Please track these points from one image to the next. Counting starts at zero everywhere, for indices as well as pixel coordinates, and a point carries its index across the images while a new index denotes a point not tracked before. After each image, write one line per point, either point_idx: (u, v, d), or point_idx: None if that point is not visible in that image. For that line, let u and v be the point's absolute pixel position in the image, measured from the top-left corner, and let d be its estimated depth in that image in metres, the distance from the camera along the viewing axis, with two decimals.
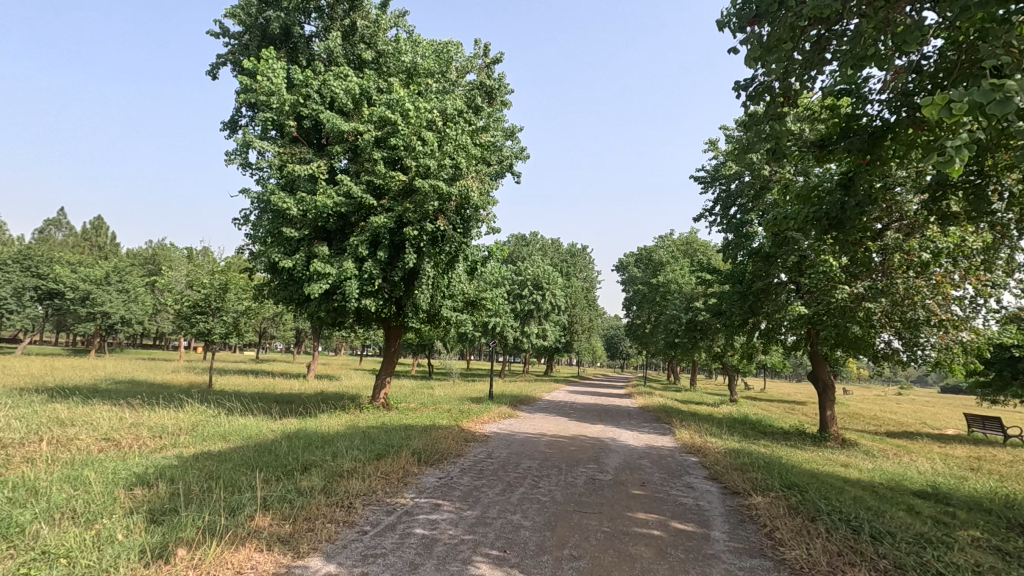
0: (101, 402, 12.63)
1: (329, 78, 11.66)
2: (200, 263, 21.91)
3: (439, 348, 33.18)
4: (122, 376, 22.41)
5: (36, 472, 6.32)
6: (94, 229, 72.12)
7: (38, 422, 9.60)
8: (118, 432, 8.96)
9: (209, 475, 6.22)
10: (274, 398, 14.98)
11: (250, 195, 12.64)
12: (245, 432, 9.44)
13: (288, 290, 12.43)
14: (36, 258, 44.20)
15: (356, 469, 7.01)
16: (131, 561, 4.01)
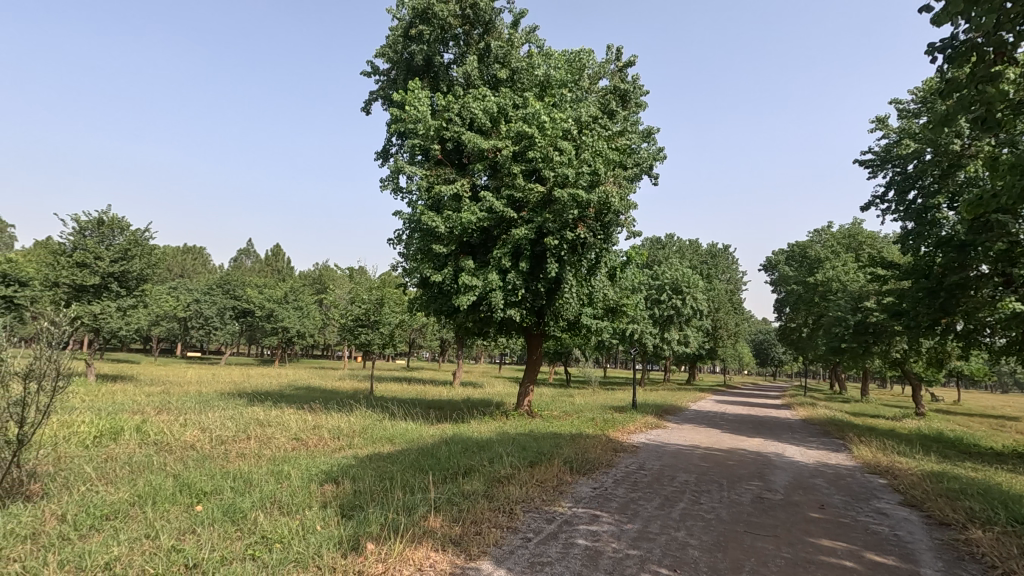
0: (289, 406, 14.48)
1: (468, 100, 12.28)
2: (360, 281, 24.30)
3: (577, 357, 33.12)
4: (301, 383, 25.58)
5: (249, 466, 7.39)
6: (275, 254, 83.71)
7: (245, 422, 11.26)
8: (305, 433, 10.18)
9: (383, 475, 6.77)
10: (428, 404, 16.00)
11: (402, 217, 13.74)
12: (407, 436, 10.18)
13: (438, 303, 13.23)
14: (234, 283, 52.13)
15: (513, 476, 7.17)
16: (331, 550, 4.47)
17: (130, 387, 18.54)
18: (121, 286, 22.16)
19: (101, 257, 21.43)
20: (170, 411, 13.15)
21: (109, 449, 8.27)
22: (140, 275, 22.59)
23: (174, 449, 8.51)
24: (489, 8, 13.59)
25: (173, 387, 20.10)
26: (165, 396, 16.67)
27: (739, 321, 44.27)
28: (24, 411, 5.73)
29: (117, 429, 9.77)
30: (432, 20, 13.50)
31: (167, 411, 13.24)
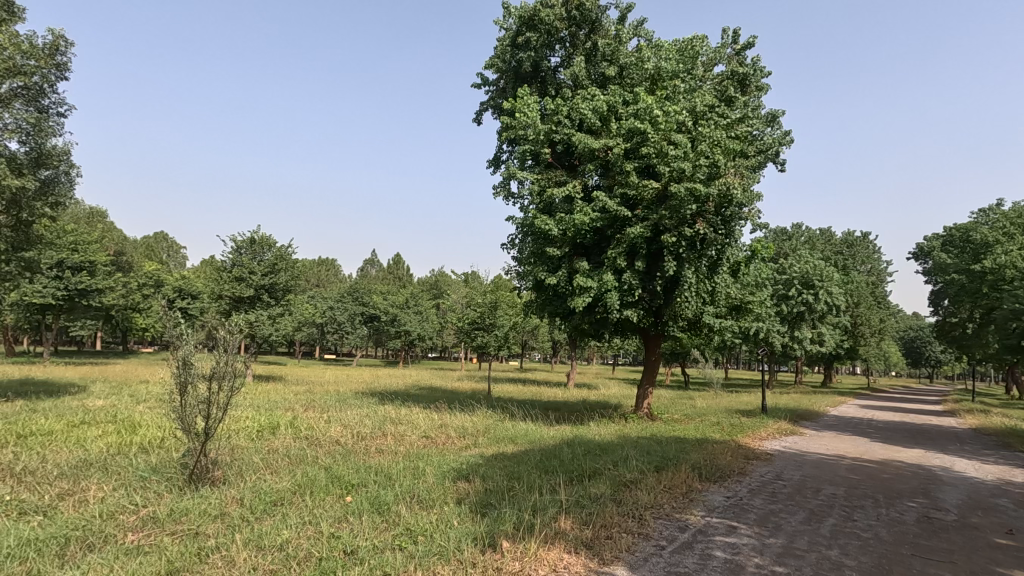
0: (416, 405, 15.38)
1: (577, 101, 12.24)
2: (475, 286, 25.19)
3: (696, 358, 31.60)
4: (423, 383, 27.07)
5: (388, 461, 7.95)
6: (396, 263, 89.46)
7: (379, 420, 12.14)
8: (433, 431, 10.74)
9: (511, 475, 6.93)
10: (546, 405, 16.15)
11: (515, 221, 14.03)
12: (529, 437, 10.35)
13: (553, 305, 13.33)
14: (361, 290, 56.49)
15: (640, 480, 7.00)
16: (469, 546, 4.67)
17: (282, 387, 20.81)
18: (271, 297, 24.97)
19: (254, 271, 24.35)
20: (316, 409, 14.56)
21: (270, 442, 9.33)
22: (285, 286, 25.29)
23: (322, 444, 9.39)
24: (595, 6, 13.49)
25: (315, 386, 22.21)
26: (309, 395, 18.49)
27: (885, 316, 39.54)
28: (208, 407, 6.64)
29: (275, 425, 10.99)
30: (539, 25, 13.66)
31: (313, 408, 14.68)
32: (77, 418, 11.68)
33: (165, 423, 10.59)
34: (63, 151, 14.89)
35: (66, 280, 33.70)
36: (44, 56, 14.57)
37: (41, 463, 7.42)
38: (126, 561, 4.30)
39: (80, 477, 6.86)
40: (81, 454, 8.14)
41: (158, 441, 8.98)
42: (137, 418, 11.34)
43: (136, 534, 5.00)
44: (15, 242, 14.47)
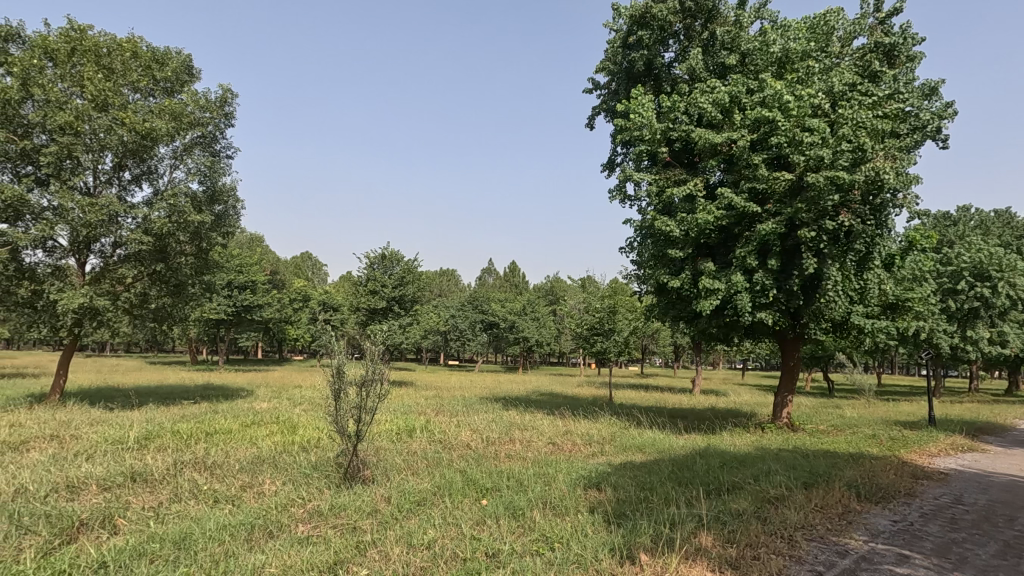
0: (540, 411, 15.60)
1: (695, 96, 11.72)
2: (592, 291, 24.98)
3: (841, 362, 28.54)
4: (543, 389, 27.37)
5: (518, 467, 8.14)
6: (512, 270, 91.62)
7: (505, 426, 12.48)
8: (559, 438, 10.81)
9: (643, 485, 6.76)
10: (672, 413, 15.54)
11: (633, 224, 13.74)
12: (658, 446, 10.03)
13: (676, 308, 12.84)
14: (481, 298, 58.50)
15: (787, 497, 6.46)
16: (607, 557, 4.63)
17: (413, 392, 22.22)
18: (401, 307, 26.81)
19: (386, 284, 26.29)
20: (445, 413, 15.34)
21: (408, 444, 10.02)
22: (413, 297, 27.01)
23: (455, 448, 9.87)
24: None
25: (443, 392, 23.41)
26: (439, 400, 19.55)
27: None
28: (358, 411, 7.30)
29: (411, 428, 11.72)
30: (651, 22, 13.31)
31: (442, 413, 15.47)
32: (250, 418, 13.44)
33: (319, 425, 11.83)
34: (231, 189, 17.33)
35: (234, 297, 38.94)
36: (216, 108, 17.05)
37: (226, 459, 8.62)
38: (300, 549, 4.86)
39: (257, 471, 7.88)
40: (256, 450, 9.38)
41: (315, 441, 10.05)
42: (296, 420, 12.76)
43: (306, 525, 5.63)
44: (200, 268, 17.06)
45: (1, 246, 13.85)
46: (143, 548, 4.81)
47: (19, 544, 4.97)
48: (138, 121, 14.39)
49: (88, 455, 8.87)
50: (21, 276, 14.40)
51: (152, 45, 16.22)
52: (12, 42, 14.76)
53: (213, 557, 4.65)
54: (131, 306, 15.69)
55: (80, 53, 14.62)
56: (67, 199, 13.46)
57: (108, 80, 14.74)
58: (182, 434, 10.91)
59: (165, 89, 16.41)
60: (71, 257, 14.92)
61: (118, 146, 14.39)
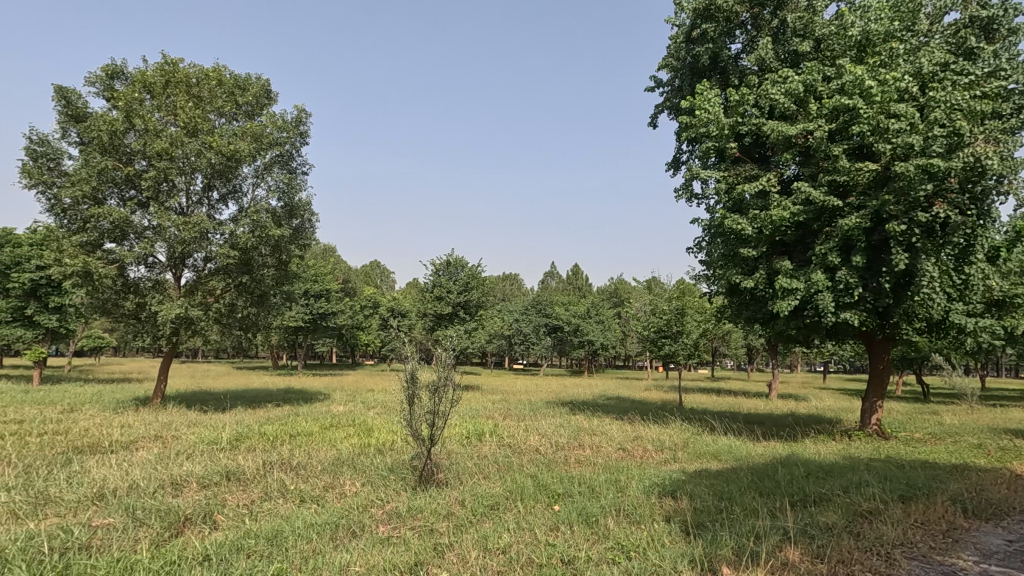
0: (608, 416, 15.40)
1: (766, 87, 11.22)
2: (658, 292, 24.36)
3: (938, 364, 26.24)
4: (610, 393, 26.93)
5: (589, 473, 8.06)
6: (575, 273, 91.10)
7: (574, 430, 12.39)
8: (629, 443, 10.62)
9: (722, 495, 6.51)
10: (748, 418, 14.87)
11: (701, 223, 13.32)
12: (734, 453, 9.63)
13: (750, 310, 12.31)
14: (544, 302, 58.47)
15: (882, 511, 6.02)
16: (686, 568, 4.49)
17: (480, 396, 22.54)
18: (466, 313, 27.29)
19: (451, 290, 26.82)
20: (513, 418, 15.44)
21: (478, 448, 10.17)
22: (478, 302, 27.41)
23: (524, 452, 9.92)
24: None
25: (510, 396, 23.57)
26: (505, 404, 19.73)
27: None
28: (432, 416, 7.50)
29: (480, 432, 11.89)
30: (716, 14, 12.89)
31: (509, 417, 15.56)
32: (328, 421, 14.10)
33: (392, 428, 12.24)
34: (307, 203, 18.31)
35: (310, 305, 41.05)
36: (292, 128, 18.10)
37: (309, 460, 9.09)
38: (382, 549, 5.04)
39: (338, 472, 8.27)
40: (335, 452, 9.84)
41: (389, 444, 10.41)
42: (371, 423, 13.27)
43: (386, 526, 5.84)
44: (280, 279, 18.11)
45: (111, 264, 15.33)
46: (240, 543, 5.16)
47: (134, 536, 5.46)
48: (224, 143, 15.52)
49: (188, 454, 9.63)
50: (128, 290, 15.87)
51: (235, 73, 17.45)
52: (117, 78, 16.31)
53: (302, 554, 4.92)
54: (220, 316, 16.89)
55: (173, 84, 15.95)
56: (165, 219, 14.70)
57: (197, 107, 16.01)
58: (268, 436, 11.61)
59: (247, 113, 17.64)
60: (169, 272, 16.29)
61: (207, 168, 15.59)
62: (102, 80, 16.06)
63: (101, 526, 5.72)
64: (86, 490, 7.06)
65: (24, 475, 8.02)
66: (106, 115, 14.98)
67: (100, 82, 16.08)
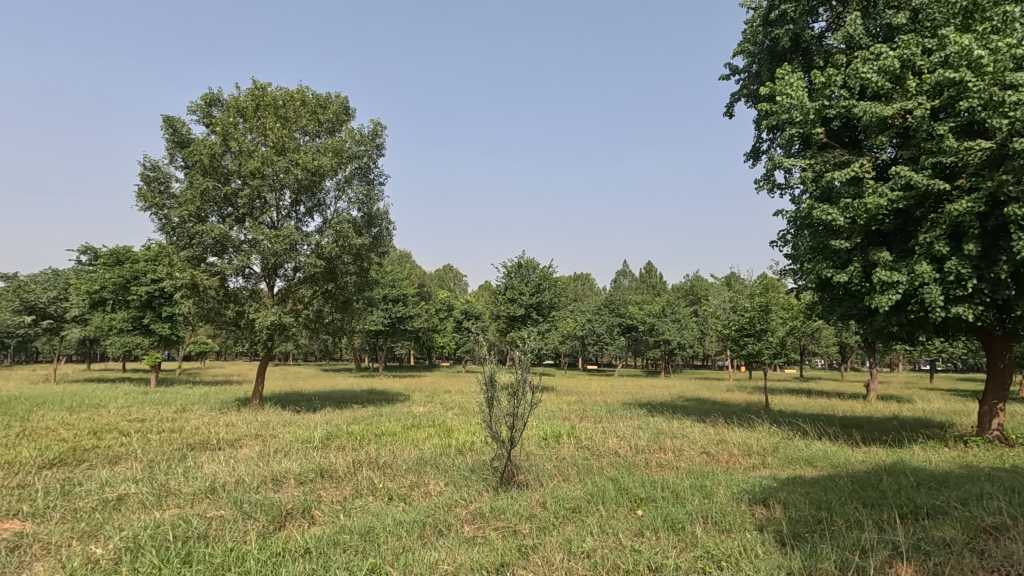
0: (689, 418, 14.91)
1: (855, 65, 10.46)
2: (738, 288, 23.26)
3: None
4: (690, 394, 26.03)
5: (672, 477, 7.83)
6: (648, 271, 88.97)
7: (653, 433, 12.09)
8: (713, 447, 10.21)
9: (820, 505, 6.11)
10: (844, 422, 13.85)
11: (785, 215, 12.61)
12: (831, 459, 9.01)
13: (844, 305, 11.49)
14: (617, 301, 57.46)
15: (1010, 527, 5.40)
16: None
17: (556, 397, 22.47)
18: (539, 314, 27.31)
19: (523, 292, 26.97)
20: (589, 419, 15.29)
21: (557, 450, 10.15)
22: (551, 303, 27.37)
23: (604, 455, 9.79)
24: None
25: (585, 397, 23.37)
26: (581, 405, 19.56)
27: None
28: (511, 417, 7.60)
29: (557, 434, 11.87)
30: None
31: (586, 419, 15.42)
32: (410, 422, 14.59)
33: (471, 429, 12.49)
34: (385, 213, 19.08)
35: (389, 310, 42.75)
36: (369, 141, 18.93)
37: (394, 459, 9.46)
38: (468, 548, 5.16)
39: (422, 472, 8.54)
40: (418, 452, 10.18)
41: (470, 444, 10.64)
42: (451, 424, 13.61)
43: (470, 526, 5.97)
44: (361, 286, 18.96)
45: (214, 276, 16.73)
46: (336, 537, 5.46)
47: (244, 527, 5.92)
48: (309, 160, 16.52)
49: (286, 452, 10.32)
50: (228, 300, 17.24)
51: (317, 93, 18.51)
52: (214, 105, 17.77)
53: (393, 550, 5.13)
54: (309, 322, 17.96)
55: (262, 107, 17.17)
56: (258, 233, 15.84)
57: (284, 127, 17.14)
58: (356, 435, 12.20)
59: (328, 129, 18.67)
60: (263, 282, 17.52)
61: (294, 184, 16.65)
62: (202, 108, 17.56)
63: (214, 517, 6.24)
64: (200, 483, 7.74)
65: (149, 468, 8.92)
66: (206, 139, 16.37)
67: (200, 109, 17.59)
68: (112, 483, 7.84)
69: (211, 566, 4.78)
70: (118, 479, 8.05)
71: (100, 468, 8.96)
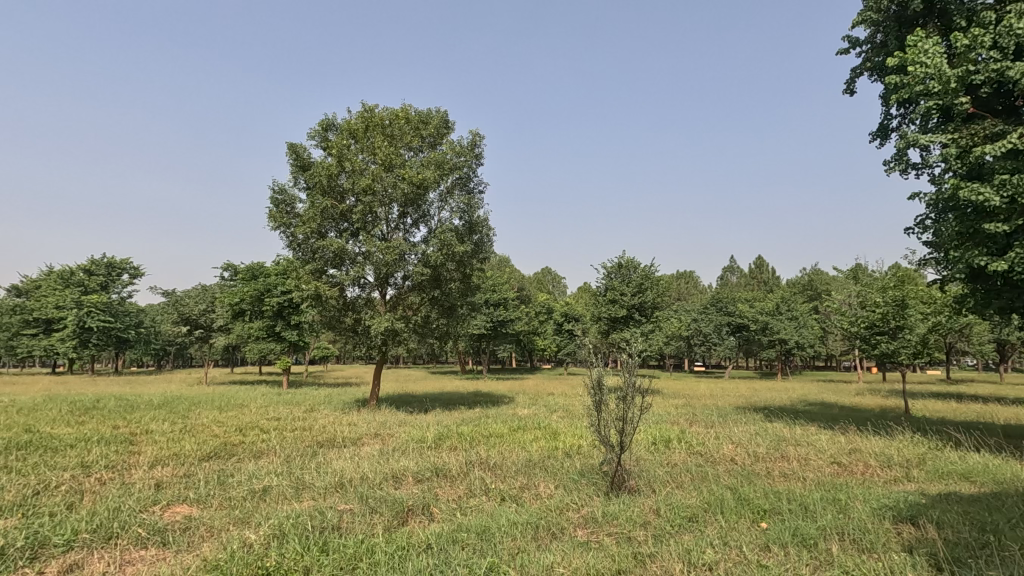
0: (814, 424, 13.73)
1: (1009, 22, 9.10)
2: (866, 281, 21.05)
3: None
4: (813, 398, 23.96)
5: (799, 488, 7.26)
6: (758, 266, 83.44)
7: (774, 440, 11.29)
8: (844, 457, 9.34)
9: (984, 526, 5.36)
10: (1008, 432, 12.02)
11: (923, 198, 11.25)
12: (994, 474, 7.86)
13: (1003, 298, 10.01)
14: (725, 299, 54.45)
15: None
16: None
17: (662, 401, 21.74)
18: (641, 315, 26.58)
19: (624, 293, 26.40)
20: (701, 424, 14.60)
21: (667, 456, 9.83)
22: (653, 303, 26.53)
23: (720, 462, 9.32)
24: None
25: (694, 401, 22.37)
26: (690, 409, 18.76)
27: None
28: (621, 421, 7.47)
29: (667, 439, 11.47)
30: None
31: (697, 423, 14.75)
32: (516, 424, 14.83)
33: (577, 432, 12.44)
34: (485, 220, 19.60)
35: (491, 313, 43.78)
36: (469, 151, 19.58)
37: (504, 461, 9.67)
38: (583, 553, 5.15)
39: (532, 474, 8.64)
40: (526, 454, 10.33)
41: (577, 448, 10.59)
42: (556, 427, 13.65)
43: (584, 530, 5.96)
44: (465, 291, 19.62)
45: (334, 286, 18.17)
46: (455, 535, 5.70)
47: (371, 521, 6.36)
48: (414, 174, 17.44)
49: (402, 450, 10.93)
50: (347, 308, 18.64)
51: (419, 109, 19.45)
52: (329, 129, 19.33)
53: (509, 551, 5.25)
54: (418, 327, 18.92)
55: (371, 127, 18.39)
56: (371, 245, 16.99)
57: (391, 145, 18.26)
58: (466, 436, 12.63)
59: (430, 143, 19.57)
60: (376, 291, 18.73)
61: (401, 197, 17.66)
62: (319, 133, 19.17)
63: (344, 510, 6.77)
64: (330, 479, 8.42)
65: (286, 463, 9.87)
66: (324, 162, 17.86)
67: (318, 134, 19.22)
68: (258, 476, 8.77)
69: (346, 556, 5.19)
70: (262, 472, 8.98)
71: (247, 462, 10.04)
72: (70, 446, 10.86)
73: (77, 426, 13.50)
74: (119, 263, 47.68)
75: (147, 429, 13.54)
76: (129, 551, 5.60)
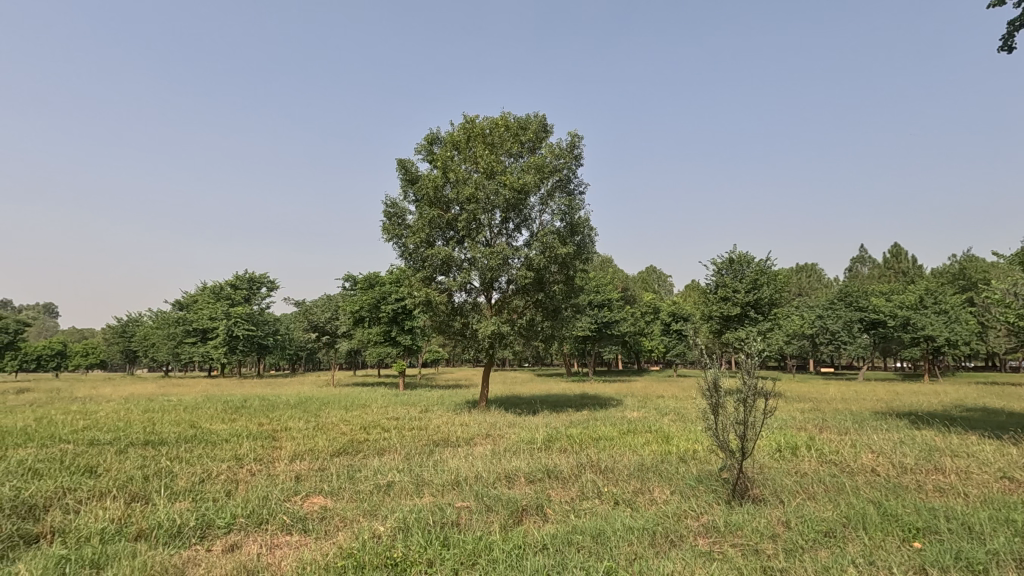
0: (975, 432, 11.98)
1: None
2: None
3: None
4: (972, 403, 20.90)
5: (960, 505, 6.37)
6: (895, 255, 74.68)
7: (925, 450, 9.99)
8: (1017, 471, 8.04)
9: None
10: None
11: None
12: None
13: None
14: (855, 293, 49.27)
15: None
16: None
17: (784, 404, 20.17)
18: (758, 312, 24.85)
19: (738, 289, 24.86)
20: (832, 430, 13.34)
21: (795, 464, 9.08)
22: (771, 299, 24.69)
23: (858, 472, 8.44)
24: None
25: (822, 404, 20.53)
26: (819, 413, 17.23)
27: None
28: (741, 426, 7.00)
29: (794, 446, 10.58)
30: None
31: (828, 430, 13.48)
32: (626, 427, 14.54)
33: (692, 437, 11.90)
34: (587, 221, 19.38)
35: (594, 314, 43.33)
36: (567, 153, 19.48)
37: (615, 464, 9.50)
38: (706, 563, 4.91)
39: (645, 478, 8.40)
40: (638, 458, 10.06)
41: (692, 453, 10.13)
42: (668, 430, 13.16)
43: (705, 539, 5.68)
44: (568, 293, 19.58)
45: (442, 292, 19.00)
46: (570, 537, 5.71)
47: (487, 519, 6.55)
48: (515, 179, 17.72)
49: (514, 451, 11.12)
50: (455, 313, 19.36)
51: (517, 116, 19.77)
52: (434, 143, 20.29)
53: (626, 556, 5.15)
54: (523, 330, 19.19)
55: (473, 138, 19.06)
56: (476, 251, 17.53)
57: (492, 153, 18.74)
58: (575, 439, 12.58)
59: (530, 148, 19.77)
60: (482, 296, 19.29)
61: (504, 203, 18.02)
62: (425, 147, 20.18)
63: (462, 508, 7.03)
64: (447, 477, 8.79)
65: (407, 460, 10.46)
66: (430, 175, 18.77)
67: (424, 149, 20.24)
68: (382, 471, 9.37)
69: (465, 551, 5.39)
70: (386, 468, 9.60)
71: (372, 458, 10.79)
72: (226, 441, 12.33)
73: (230, 423, 15.32)
74: (258, 278, 53.42)
75: (287, 426, 15.06)
76: (278, 536, 6.25)
